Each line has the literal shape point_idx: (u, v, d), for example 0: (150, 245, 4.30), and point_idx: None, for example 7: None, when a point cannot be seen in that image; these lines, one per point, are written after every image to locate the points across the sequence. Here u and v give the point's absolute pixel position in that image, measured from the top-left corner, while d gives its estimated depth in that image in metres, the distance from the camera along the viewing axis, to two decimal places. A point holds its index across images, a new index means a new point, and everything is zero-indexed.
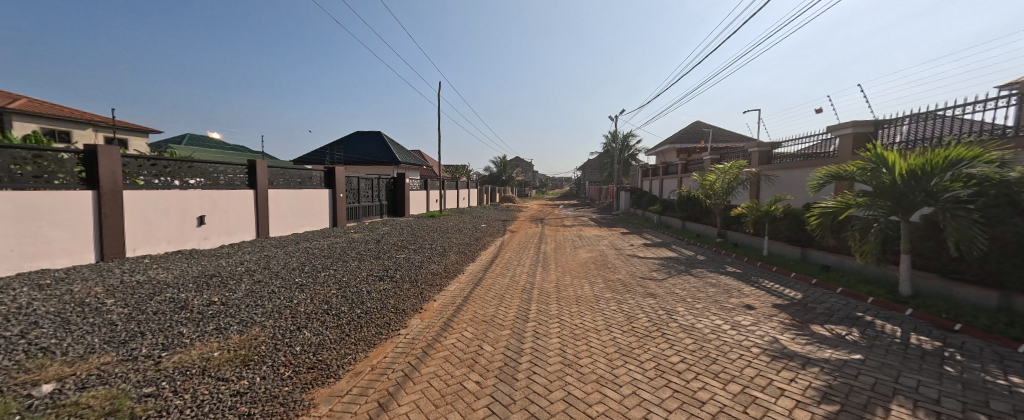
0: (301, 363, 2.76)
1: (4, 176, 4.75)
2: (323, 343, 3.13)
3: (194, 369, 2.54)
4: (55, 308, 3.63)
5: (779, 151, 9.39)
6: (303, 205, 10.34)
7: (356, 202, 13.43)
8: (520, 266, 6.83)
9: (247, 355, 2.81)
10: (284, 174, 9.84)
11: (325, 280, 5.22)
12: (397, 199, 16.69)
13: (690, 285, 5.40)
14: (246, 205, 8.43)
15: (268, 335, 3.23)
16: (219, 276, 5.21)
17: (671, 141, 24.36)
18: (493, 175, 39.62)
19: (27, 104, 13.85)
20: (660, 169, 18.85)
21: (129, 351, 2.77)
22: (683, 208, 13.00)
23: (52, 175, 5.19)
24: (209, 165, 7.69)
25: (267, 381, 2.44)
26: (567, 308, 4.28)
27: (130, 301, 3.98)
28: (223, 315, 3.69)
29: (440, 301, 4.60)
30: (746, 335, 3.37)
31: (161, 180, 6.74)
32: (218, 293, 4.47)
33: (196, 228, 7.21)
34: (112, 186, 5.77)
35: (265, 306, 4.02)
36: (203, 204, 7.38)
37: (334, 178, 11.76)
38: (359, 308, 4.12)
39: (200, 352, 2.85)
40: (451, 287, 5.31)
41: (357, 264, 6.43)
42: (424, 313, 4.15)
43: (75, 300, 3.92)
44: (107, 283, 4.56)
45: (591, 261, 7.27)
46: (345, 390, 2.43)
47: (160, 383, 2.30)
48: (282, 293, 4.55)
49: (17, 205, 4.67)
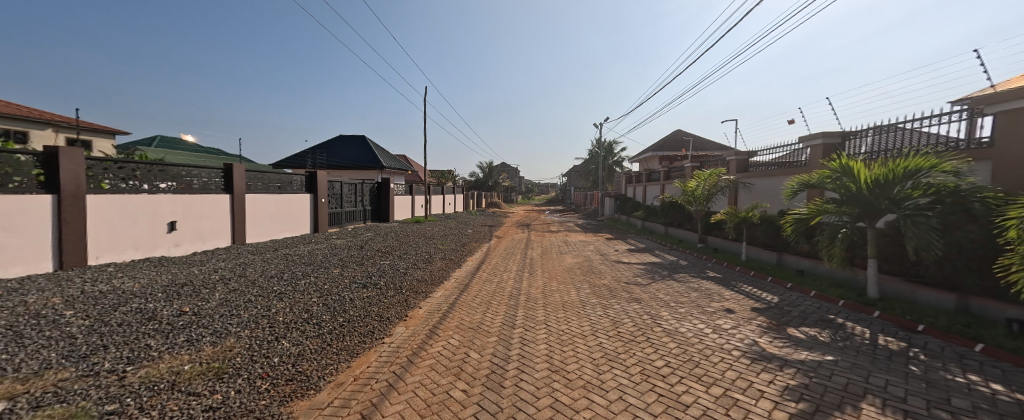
0: (279, 375, 2.65)
1: None
2: (302, 354, 3.03)
3: (163, 384, 2.41)
4: (7, 321, 3.38)
5: (755, 160, 9.78)
6: (283, 211, 10.04)
7: (338, 207, 13.12)
8: (507, 273, 6.82)
9: (221, 368, 2.69)
10: (262, 178, 9.52)
11: (307, 288, 5.06)
12: (381, 204, 16.42)
13: (673, 289, 5.51)
14: (221, 210, 8.10)
15: (244, 347, 3.10)
16: (191, 285, 4.98)
17: (654, 148, 24.98)
18: (479, 181, 39.55)
19: None
20: (643, 175, 19.27)
21: (91, 366, 2.61)
22: (666, 214, 13.34)
23: (6, 178, 4.84)
24: (181, 168, 7.36)
25: (243, 395, 2.34)
26: (554, 314, 4.29)
27: (92, 312, 3.74)
28: (195, 326, 3.52)
29: (426, 308, 4.53)
30: (727, 338, 3.47)
31: (129, 184, 6.41)
32: (190, 302, 4.27)
33: (166, 234, 6.88)
34: (73, 191, 5.44)
35: (241, 316, 3.86)
36: (174, 209, 7.05)
37: (316, 182, 11.46)
38: (342, 316, 4.02)
39: (170, 365, 2.71)
40: (437, 293, 5.24)
41: (339, 271, 6.26)
42: (408, 321, 4.08)
43: (31, 311, 3.67)
44: (66, 294, 4.28)
45: (578, 267, 7.33)
46: (326, 402, 2.35)
47: (124, 400, 2.17)
48: (259, 302, 4.37)
49: None
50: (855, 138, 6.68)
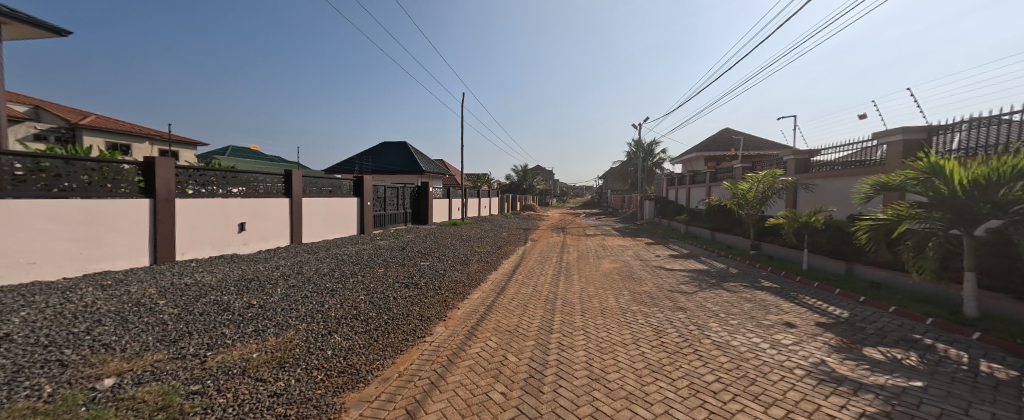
0: (332, 367, 2.83)
1: (77, 184, 5.26)
2: (352, 348, 3.22)
3: (236, 369, 2.67)
4: (115, 307, 3.94)
5: (817, 159, 8.94)
6: (333, 213, 10.76)
7: (382, 210, 13.81)
8: (542, 276, 6.78)
9: (283, 357, 2.93)
10: (316, 183, 10.27)
11: (354, 286, 5.39)
12: (421, 207, 17.05)
13: (723, 299, 5.15)
14: (281, 213, 8.85)
15: (302, 339, 3.36)
16: (257, 280, 5.50)
17: (699, 148, 23.68)
18: (514, 183, 39.72)
19: (96, 120, 15.47)
20: (686, 177, 18.29)
21: (179, 350, 2.96)
22: (713, 218, 12.57)
23: (115, 184, 5.67)
24: (249, 174, 8.16)
25: (301, 383, 2.53)
26: (592, 320, 4.18)
27: (179, 302, 4.26)
28: (261, 318, 3.88)
29: (463, 310, 4.61)
30: (788, 354, 3.18)
31: (207, 189, 7.17)
32: (256, 296, 4.71)
33: (237, 234, 7.67)
34: (166, 195, 6.24)
35: (299, 310, 4.19)
36: (243, 212, 7.84)
37: (362, 186, 12.15)
38: (386, 314, 4.22)
39: (241, 353, 3.00)
40: (473, 295, 5.33)
41: (383, 270, 6.59)
42: (447, 321, 4.19)
43: (133, 299, 4.24)
44: (159, 285, 4.90)
45: (616, 272, 7.11)
46: (374, 396, 2.47)
47: (205, 382, 2.44)
48: (314, 298, 4.72)
49: (85, 212, 5.19)
50: (944, 133, 5.89)
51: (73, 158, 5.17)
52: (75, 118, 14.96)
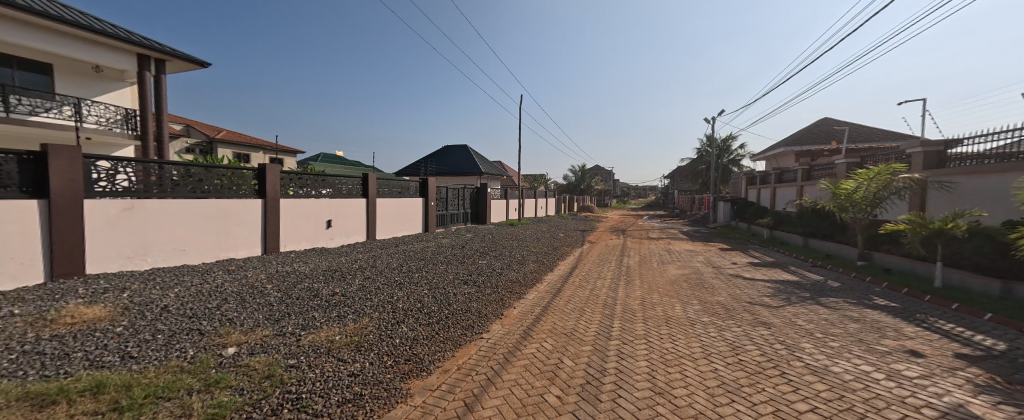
0: (400, 354, 3.08)
1: (214, 188, 6.42)
2: (417, 338, 3.46)
3: (322, 349, 3.04)
4: (235, 288, 4.75)
5: (957, 151, 7.38)
6: (401, 212, 11.61)
7: (443, 210, 14.58)
8: (600, 280, 6.58)
9: (359, 342, 3.26)
10: (388, 184, 11.18)
11: (419, 281, 5.78)
12: (480, 207, 17.64)
13: (819, 317, 4.51)
14: (360, 212, 9.81)
15: (375, 326, 3.70)
16: (340, 271, 6.18)
17: (786, 142, 20.99)
18: (572, 184, 39.16)
19: (228, 135, 18.88)
20: (772, 175, 16.31)
21: (280, 328, 3.47)
22: (808, 223, 11.06)
23: (239, 187, 6.80)
24: (335, 178, 9.17)
25: (374, 367, 2.79)
26: (656, 330, 3.96)
27: (281, 286, 4.98)
28: (343, 305, 4.37)
29: (520, 309, 4.67)
30: (911, 389, 2.68)
31: (304, 191, 8.25)
32: (339, 285, 5.31)
33: (325, 230, 8.68)
34: (273, 196, 7.32)
35: (373, 300, 4.63)
36: (330, 210, 8.84)
37: (427, 188, 12.92)
38: (447, 308, 4.46)
39: (326, 334, 3.41)
40: (529, 295, 5.37)
41: (444, 267, 6.96)
42: (504, 319, 4.29)
43: (247, 282, 5.06)
44: (266, 271, 5.77)
45: (683, 279, 6.63)
46: (436, 385, 2.63)
47: (299, 357, 2.82)
48: (385, 289, 5.17)
49: (217, 209, 6.38)
50: None
51: (211, 166, 6.32)
52: (212, 133, 18.39)
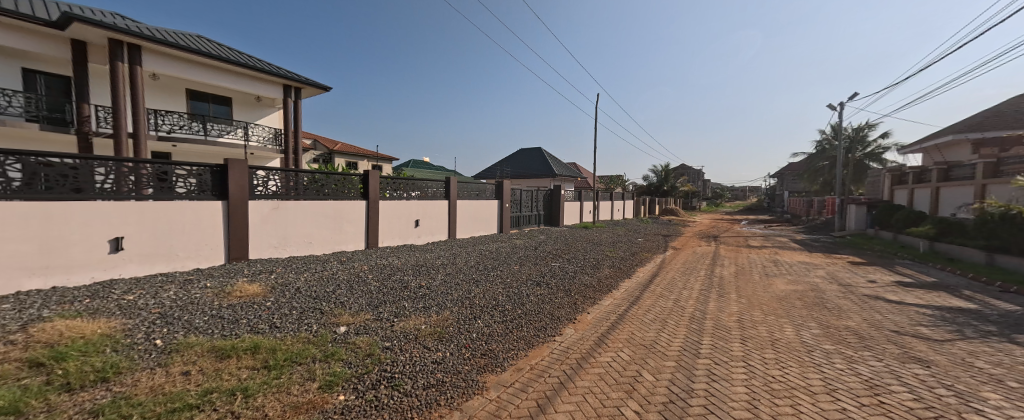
0: (477, 348, 3.30)
1: (332, 191, 7.61)
2: (492, 335, 3.66)
3: (411, 335, 3.43)
4: (345, 275, 5.60)
5: None
6: (479, 213, 12.27)
7: (517, 211, 14.96)
8: (687, 290, 6.08)
9: (441, 332, 3.58)
10: (467, 187, 11.90)
11: (494, 279, 6.08)
12: (553, 209, 17.67)
13: (1010, 359, 3.49)
14: (443, 212, 10.64)
15: (455, 319, 4.03)
16: (425, 266, 6.83)
17: (954, 129, 16.54)
18: (652, 186, 36.73)
19: (344, 147, 22.30)
20: (936, 172, 12.99)
21: (378, 313, 4.00)
22: (992, 234, 8.58)
23: (349, 191, 7.94)
24: (424, 181, 10.07)
25: (454, 357, 3.04)
26: (758, 352, 3.52)
27: (379, 277, 5.72)
28: (428, 297, 4.84)
29: (593, 315, 4.59)
30: None
31: (398, 193, 9.26)
32: (425, 278, 5.88)
33: (414, 228, 9.62)
34: (374, 198, 8.38)
35: (453, 294, 5.03)
36: (419, 211, 9.76)
37: (503, 190, 13.41)
38: (521, 308, 4.61)
39: (414, 323, 3.83)
40: (605, 301, 5.23)
41: (518, 267, 7.17)
42: (577, 324, 4.26)
43: (353, 271, 5.92)
44: (368, 263, 6.67)
45: (795, 297, 5.74)
46: (510, 382, 2.77)
47: (393, 341, 3.23)
48: (464, 286, 5.56)
49: (334, 209, 7.56)
50: None
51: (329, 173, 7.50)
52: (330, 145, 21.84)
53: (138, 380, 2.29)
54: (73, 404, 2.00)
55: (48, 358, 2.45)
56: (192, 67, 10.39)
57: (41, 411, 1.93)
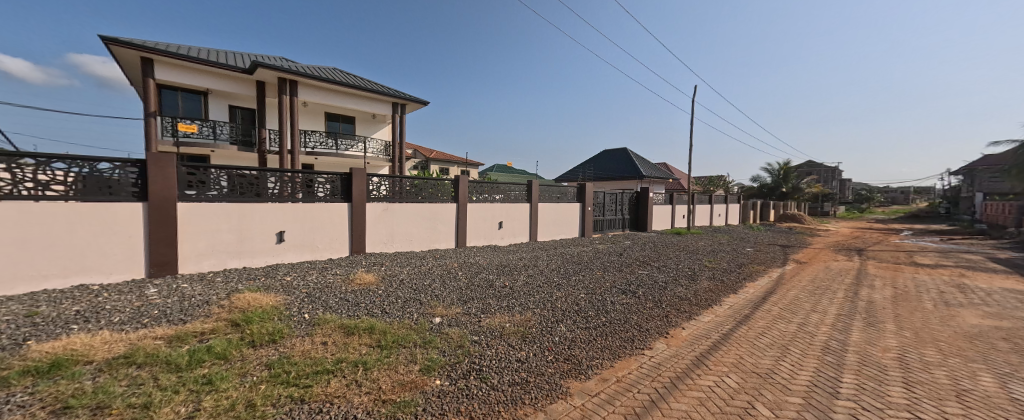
0: (559, 352, 3.34)
1: (429, 195, 8.44)
2: (575, 340, 3.66)
3: (497, 332, 3.63)
4: (438, 271, 6.16)
5: None
6: (560, 217, 12.25)
7: (600, 215, 14.50)
8: (814, 313, 5.07)
9: (524, 332, 3.72)
10: (548, 190, 11.98)
11: (576, 284, 6.01)
12: (640, 213, 16.65)
13: None
14: (525, 215, 10.91)
15: (537, 321, 4.13)
16: (508, 266, 7.11)
17: None
18: (763, 187, 31.86)
19: (437, 155, 24.46)
20: None
21: (468, 308, 4.33)
22: None
23: (440, 194, 8.69)
24: (506, 185, 10.44)
25: (538, 359, 3.13)
26: (928, 399, 2.72)
27: (467, 274, 6.16)
28: (512, 297, 5.05)
29: (689, 330, 4.19)
30: None
31: (483, 196, 9.80)
32: (509, 279, 6.13)
33: (497, 230, 10.08)
34: (462, 201, 9.04)
35: (536, 296, 5.17)
36: (502, 213, 10.19)
37: (584, 193, 13.15)
38: (604, 316, 4.49)
39: (500, 320, 4.04)
40: (703, 316, 4.72)
41: (602, 273, 6.96)
42: (670, 338, 3.94)
43: (445, 268, 6.49)
44: (457, 261, 7.23)
45: (992, 334, 4.31)
46: (594, 392, 2.74)
47: (481, 336, 3.48)
48: (546, 288, 5.64)
49: (430, 211, 8.38)
50: None
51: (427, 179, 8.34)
52: (426, 153, 24.20)
53: (296, 345, 2.91)
54: (256, 357, 2.64)
55: (242, 320, 3.27)
56: (324, 93, 12.60)
57: (238, 358, 2.60)
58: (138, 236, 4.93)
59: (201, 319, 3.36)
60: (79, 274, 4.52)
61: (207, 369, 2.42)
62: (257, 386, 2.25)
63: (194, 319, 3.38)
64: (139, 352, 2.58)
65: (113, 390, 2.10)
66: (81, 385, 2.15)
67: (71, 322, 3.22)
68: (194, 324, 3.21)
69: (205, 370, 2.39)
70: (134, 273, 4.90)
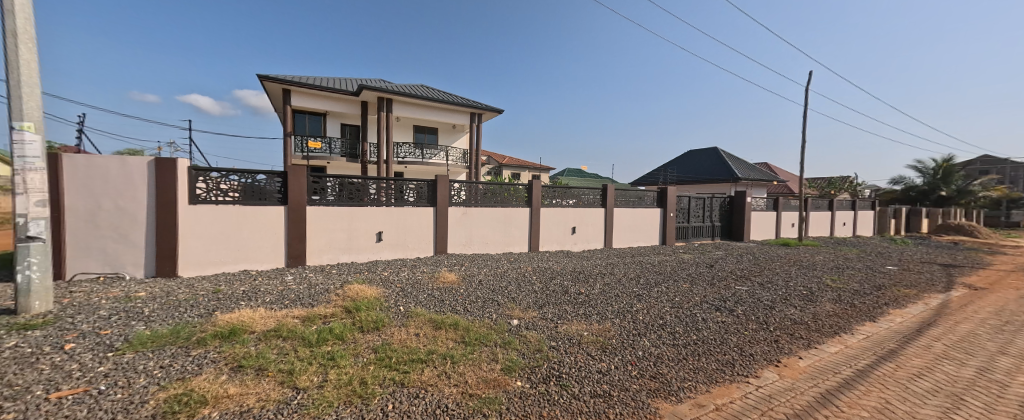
0: (644, 368, 3.08)
1: (503, 200, 8.68)
2: (663, 357, 3.35)
3: (575, 340, 3.52)
4: (513, 274, 6.26)
5: None
6: (638, 223, 11.51)
7: (685, 221, 13.21)
8: (1002, 354, 3.83)
9: (604, 343, 3.53)
10: (624, 194, 11.35)
11: (660, 296, 5.54)
12: (734, 220, 14.75)
13: None
14: (599, 220, 10.49)
15: (617, 332, 3.89)
16: (583, 273, 6.89)
17: None
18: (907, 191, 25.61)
19: (511, 160, 25.11)
20: None
21: (543, 313, 4.29)
22: None
23: (513, 198, 8.86)
24: (579, 190, 10.15)
25: (621, 372, 2.93)
26: None
27: (541, 279, 6.13)
28: (588, 304, 4.87)
29: (809, 359, 3.52)
30: None
31: (556, 201, 9.70)
32: (584, 286, 5.93)
33: (570, 235, 9.88)
34: (535, 205, 9.08)
35: (615, 306, 4.89)
36: (575, 218, 9.96)
37: (666, 197, 12.13)
38: (696, 334, 4.04)
39: (578, 328, 3.91)
40: (828, 345, 3.92)
41: (689, 286, 6.30)
42: (784, 366, 3.36)
43: (519, 271, 6.56)
44: (532, 265, 7.27)
45: None
46: (688, 417, 2.45)
47: (559, 342, 3.41)
48: (625, 298, 5.31)
49: (504, 215, 8.60)
50: None
51: (504, 184, 8.57)
52: (500, 160, 25.02)
53: (394, 333, 3.21)
54: (365, 341, 2.98)
55: (353, 308, 3.74)
56: (414, 107, 13.90)
57: (352, 341, 2.97)
58: (281, 233, 6.04)
59: (323, 304, 3.93)
60: (244, 261, 5.75)
61: (330, 347, 2.80)
62: (367, 367, 2.52)
63: (318, 304, 3.97)
64: (284, 327, 3.11)
65: (268, 356, 2.56)
66: (248, 349, 2.67)
67: (239, 299, 4.04)
68: (319, 308, 3.77)
69: (329, 348, 2.78)
70: (278, 263, 6.03)
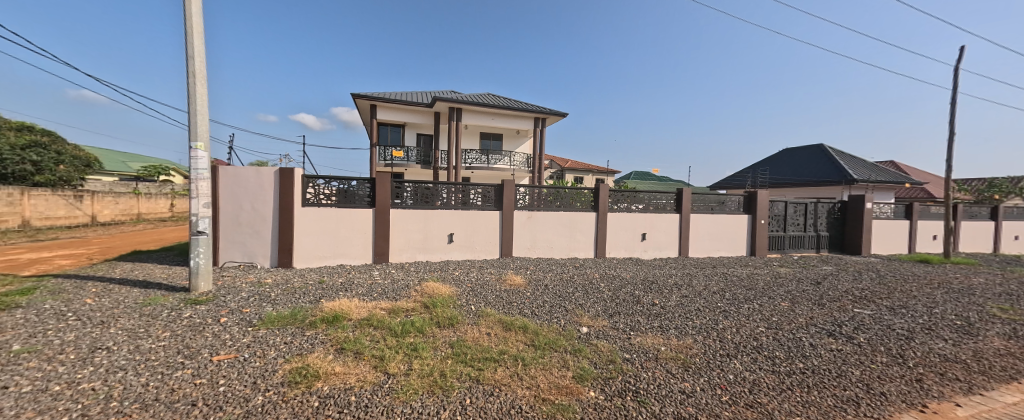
0: (737, 394, 2.74)
1: (569, 204, 8.54)
2: (759, 384, 2.94)
3: (652, 355, 3.28)
4: (581, 281, 6.09)
5: None
6: (721, 230, 10.36)
7: (780, 230, 11.50)
8: None
9: (686, 360, 3.23)
10: (703, 199, 10.33)
11: (751, 314, 4.89)
12: (845, 230, 12.44)
13: None
14: (672, 227, 9.70)
15: (700, 350, 3.54)
16: (656, 282, 6.45)
17: None
18: None
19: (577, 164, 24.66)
20: None
21: (614, 323, 4.09)
22: None
23: (578, 202, 8.65)
24: (649, 194, 9.51)
25: (708, 396, 2.65)
26: None
27: (611, 286, 5.87)
28: (664, 317, 4.50)
29: (969, 408, 2.78)
30: None
31: (624, 206, 9.21)
32: (658, 296, 5.51)
33: (640, 242, 9.30)
34: (603, 210, 8.73)
35: (696, 321, 4.45)
36: (645, 224, 9.35)
37: (755, 202, 10.72)
38: (803, 361, 3.47)
39: (655, 342, 3.63)
40: (999, 392, 3.05)
41: (789, 305, 5.47)
42: (931, 412, 2.70)
43: (587, 278, 6.38)
44: (600, 272, 7.01)
45: None
46: None
47: (635, 355, 3.20)
48: (707, 313, 4.80)
49: (570, 219, 8.44)
50: None
51: (570, 188, 8.43)
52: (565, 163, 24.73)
53: (468, 331, 3.35)
54: (442, 336, 3.16)
55: (430, 304, 4.00)
56: (484, 115, 14.48)
57: (431, 335, 3.17)
58: (369, 232, 6.74)
59: (405, 299, 4.27)
60: (341, 256, 6.55)
61: (413, 339, 3.04)
62: (445, 361, 2.66)
63: (400, 298, 4.33)
64: (374, 317, 3.46)
65: (363, 342, 2.87)
66: (347, 335, 3.02)
67: (339, 290, 4.61)
68: (401, 302, 4.11)
69: (411, 340, 3.01)
70: (366, 259, 6.73)
